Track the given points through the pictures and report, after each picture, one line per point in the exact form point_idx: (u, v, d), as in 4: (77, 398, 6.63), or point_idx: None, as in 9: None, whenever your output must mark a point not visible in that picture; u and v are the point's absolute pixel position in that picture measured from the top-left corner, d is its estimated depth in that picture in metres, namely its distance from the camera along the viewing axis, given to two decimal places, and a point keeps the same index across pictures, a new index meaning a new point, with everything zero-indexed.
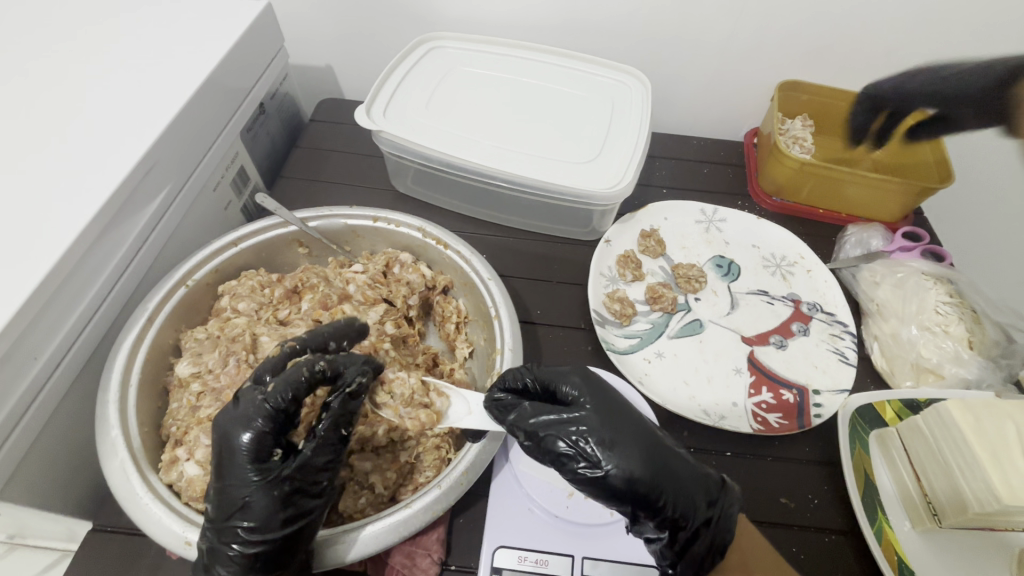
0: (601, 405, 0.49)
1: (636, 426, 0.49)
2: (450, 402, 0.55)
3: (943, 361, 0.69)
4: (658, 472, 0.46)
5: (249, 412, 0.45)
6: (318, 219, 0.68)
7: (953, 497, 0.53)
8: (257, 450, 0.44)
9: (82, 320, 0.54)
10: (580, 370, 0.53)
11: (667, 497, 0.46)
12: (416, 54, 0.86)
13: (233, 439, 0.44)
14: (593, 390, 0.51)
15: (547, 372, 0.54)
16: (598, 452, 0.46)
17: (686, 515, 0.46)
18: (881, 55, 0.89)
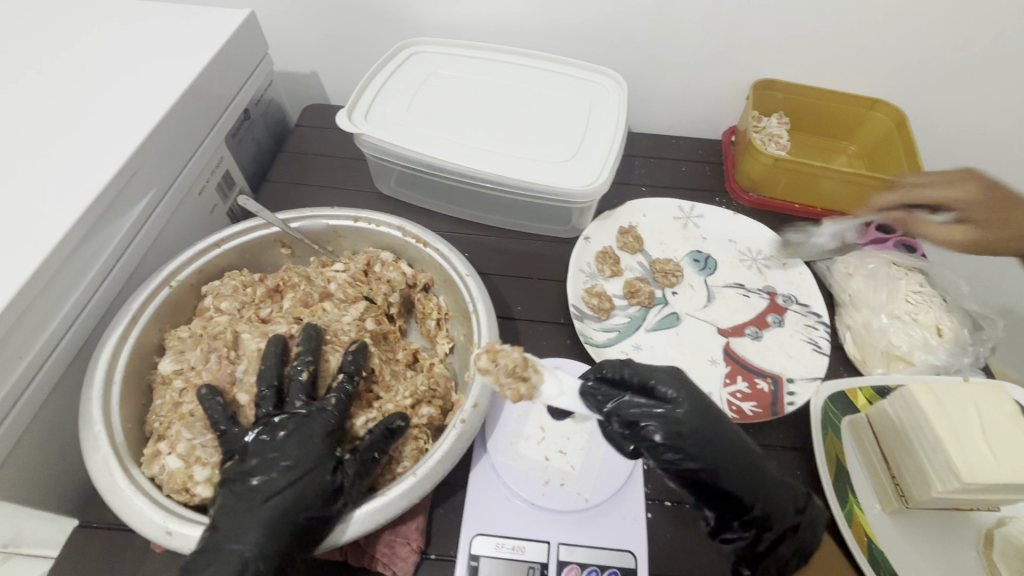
0: (697, 405, 0.50)
1: (733, 431, 0.50)
2: (544, 379, 0.52)
3: (913, 348, 0.71)
4: (741, 476, 0.48)
5: (311, 416, 0.50)
6: (300, 220, 0.70)
7: (919, 477, 0.55)
8: (309, 445, 0.49)
9: (67, 321, 0.55)
10: (675, 371, 0.53)
11: (754, 500, 0.48)
12: (398, 58, 0.88)
13: (294, 436, 0.49)
14: (690, 391, 0.51)
15: (645, 367, 0.54)
16: (696, 450, 0.47)
17: (773, 520, 0.48)
18: (852, 52, 0.91)
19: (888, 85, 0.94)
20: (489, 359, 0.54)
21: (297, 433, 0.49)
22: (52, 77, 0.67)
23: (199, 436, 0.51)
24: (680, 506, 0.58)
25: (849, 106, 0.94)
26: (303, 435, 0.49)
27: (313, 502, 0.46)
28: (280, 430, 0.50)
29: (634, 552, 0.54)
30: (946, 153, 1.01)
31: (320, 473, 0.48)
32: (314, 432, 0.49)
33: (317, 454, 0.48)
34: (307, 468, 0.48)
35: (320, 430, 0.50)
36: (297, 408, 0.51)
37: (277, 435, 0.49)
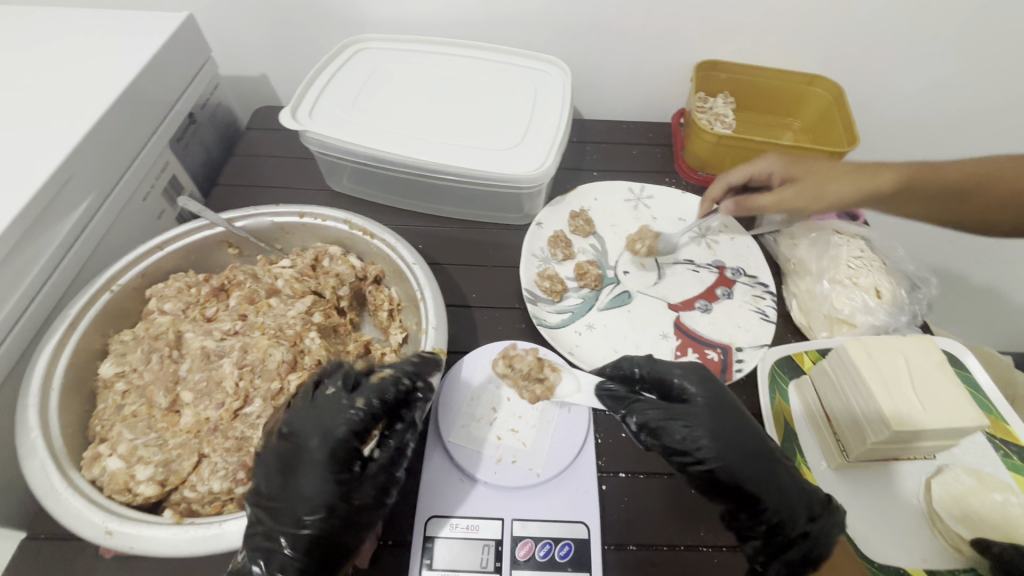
0: (714, 409, 0.53)
1: (748, 432, 0.52)
2: (561, 377, 0.64)
3: (854, 311, 0.72)
4: (776, 466, 0.51)
5: (333, 417, 0.48)
6: (244, 219, 0.70)
7: (855, 430, 0.57)
8: (330, 458, 0.46)
9: (1, 330, 0.55)
10: (695, 369, 0.56)
11: (775, 482, 0.50)
12: (342, 56, 0.88)
13: (321, 447, 0.47)
14: (710, 392, 0.54)
15: (664, 366, 0.57)
16: (708, 454, 0.50)
17: (796, 506, 0.49)
18: (788, 30, 0.93)
19: (824, 61, 0.97)
20: (506, 363, 0.66)
21: (328, 443, 0.47)
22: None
23: (141, 436, 0.51)
24: (633, 476, 0.60)
25: (789, 83, 0.96)
26: (330, 445, 0.47)
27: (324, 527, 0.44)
28: (297, 443, 0.47)
29: (587, 522, 0.55)
30: (885, 124, 1.05)
31: (332, 495, 0.45)
32: (341, 445, 0.47)
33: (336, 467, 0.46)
34: (324, 494, 0.45)
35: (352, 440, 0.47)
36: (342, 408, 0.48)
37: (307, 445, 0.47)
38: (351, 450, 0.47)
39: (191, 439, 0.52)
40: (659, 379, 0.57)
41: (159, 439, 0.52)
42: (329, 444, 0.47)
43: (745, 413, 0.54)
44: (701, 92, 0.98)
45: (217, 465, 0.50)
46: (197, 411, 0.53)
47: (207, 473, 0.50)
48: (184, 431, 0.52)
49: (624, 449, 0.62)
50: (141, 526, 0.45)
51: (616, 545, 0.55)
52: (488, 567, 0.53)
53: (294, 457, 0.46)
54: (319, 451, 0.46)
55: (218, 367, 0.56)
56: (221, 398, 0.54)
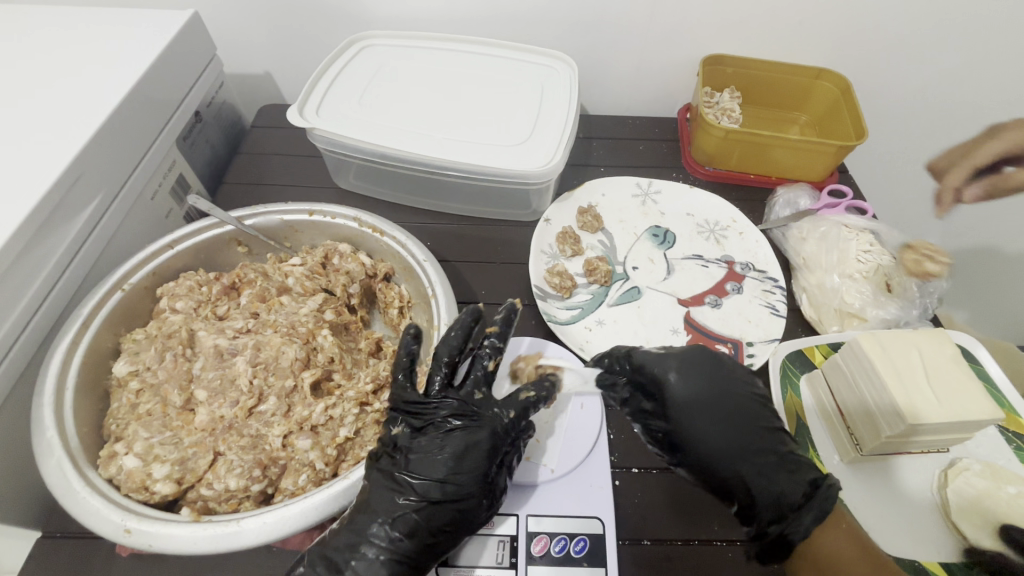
0: (689, 406, 0.55)
1: (728, 425, 0.54)
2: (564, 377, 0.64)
3: (865, 305, 0.72)
4: (744, 456, 0.53)
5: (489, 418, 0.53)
6: (254, 217, 0.70)
7: (870, 425, 0.57)
8: (462, 454, 0.50)
9: (14, 330, 0.55)
10: (675, 356, 0.58)
11: (740, 470, 0.52)
12: (348, 54, 0.88)
13: (440, 443, 0.51)
14: (693, 387, 0.56)
15: (648, 361, 0.58)
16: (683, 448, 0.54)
17: (756, 498, 0.51)
18: (794, 24, 0.92)
19: (831, 55, 0.96)
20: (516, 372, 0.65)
21: (445, 440, 0.51)
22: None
23: (157, 434, 0.51)
24: (646, 471, 0.60)
25: (796, 77, 0.96)
26: (455, 442, 0.51)
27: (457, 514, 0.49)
28: (456, 436, 0.51)
29: (602, 517, 0.55)
30: (892, 118, 1.04)
31: (478, 483, 0.50)
32: (477, 439, 0.51)
33: (469, 462, 0.50)
34: (469, 482, 0.50)
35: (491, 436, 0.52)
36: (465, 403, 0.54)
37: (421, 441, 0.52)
38: (493, 456, 0.51)
39: (207, 437, 0.52)
40: (644, 374, 0.58)
41: (174, 438, 0.52)
42: (456, 440, 0.51)
43: (744, 400, 0.56)
44: (708, 86, 0.98)
45: (232, 462, 0.50)
46: (212, 410, 0.53)
47: (223, 472, 0.50)
48: (199, 429, 0.52)
49: (636, 445, 0.62)
50: (158, 523, 0.45)
51: (630, 540, 0.55)
52: (503, 563, 0.53)
53: (461, 449, 0.51)
54: (466, 450, 0.51)
55: (232, 365, 0.56)
56: (236, 396, 0.54)
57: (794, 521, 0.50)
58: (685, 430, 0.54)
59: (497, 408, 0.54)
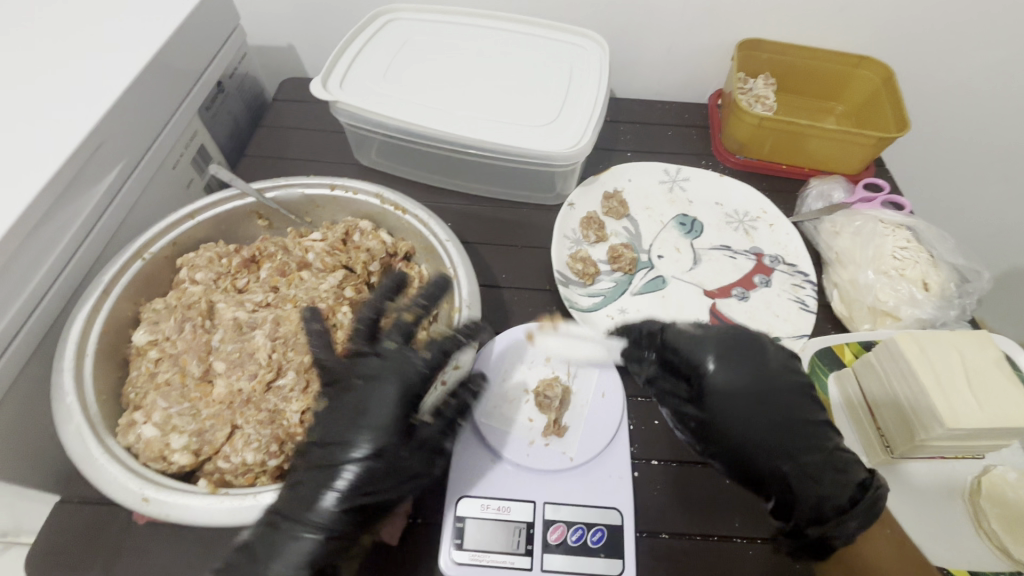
0: (724, 398, 0.52)
1: (769, 419, 0.51)
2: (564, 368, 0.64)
3: (900, 304, 0.70)
4: (788, 452, 0.50)
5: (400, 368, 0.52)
6: (275, 190, 0.69)
7: (902, 427, 0.56)
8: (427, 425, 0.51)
9: (35, 297, 0.54)
10: (715, 339, 0.55)
11: (783, 467, 0.50)
12: (372, 27, 0.85)
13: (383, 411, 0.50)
14: (730, 376, 0.53)
15: (685, 346, 0.55)
16: (714, 439, 0.52)
17: (799, 497, 0.49)
18: (837, 8, 0.88)
19: (874, 42, 0.92)
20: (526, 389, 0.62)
21: (352, 405, 0.50)
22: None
23: (175, 405, 0.51)
24: (667, 464, 0.58)
25: (835, 64, 0.92)
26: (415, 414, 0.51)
27: (391, 479, 0.48)
28: (360, 398, 0.50)
29: (621, 508, 0.54)
30: (935, 110, 1.00)
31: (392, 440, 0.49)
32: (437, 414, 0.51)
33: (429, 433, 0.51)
34: (379, 439, 0.48)
35: (401, 385, 0.51)
36: (383, 360, 0.52)
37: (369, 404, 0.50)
38: (409, 410, 0.50)
39: (225, 409, 0.51)
40: (682, 358, 0.55)
41: (193, 409, 0.51)
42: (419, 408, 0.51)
43: (778, 394, 0.53)
44: (742, 72, 0.94)
45: (250, 436, 0.49)
46: (230, 383, 0.52)
47: (240, 445, 0.49)
48: (217, 401, 0.52)
49: (658, 438, 0.60)
50: (175, 495, 0.45)
51: (649, 532, 0.54)
52: (519, 550, 0.52)
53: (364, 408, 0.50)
54: (379, 408, 0.50)
55: (251, 338, 0.55)
56: (254, 369, 0.53)
57: (837, 524, 0.48)
58: (717, 421, 0.52)
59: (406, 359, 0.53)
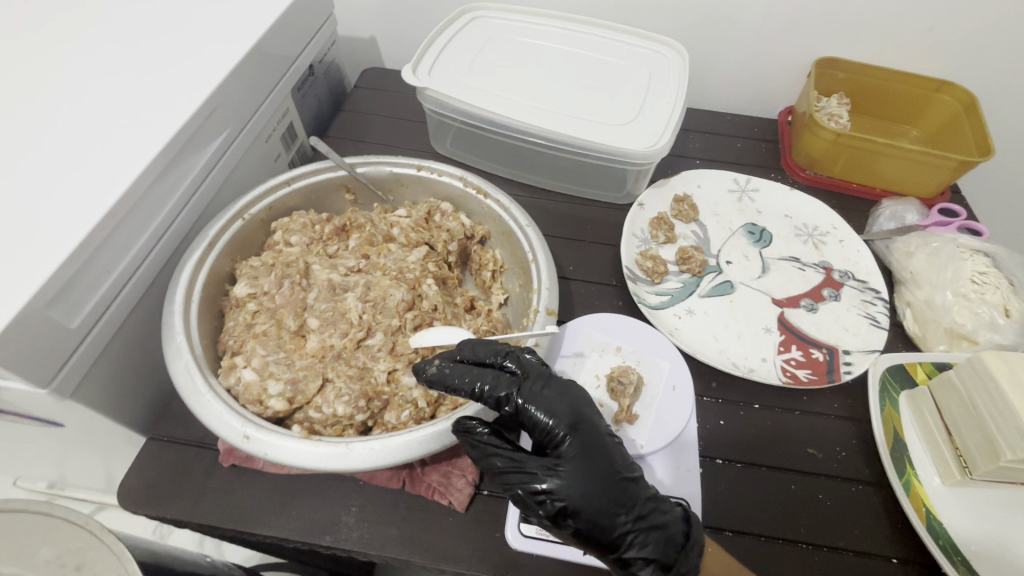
0: (586, 465, 0.46)
1: (610, 475, 0.46)
2: (643, 374, 0.65)
3: (978, 327, 0.69)
4: (615, 499, 0.45)
5: (547, 407, 0.48)
6: (365, 165, 0.72)
7: (986, 448, 0.54)
8: (592, 497, 0.45)
9: (148, 245, 0.58)
10: (553, 400, 0.48)
11: (603, 513, 0.45)
12: (459, 22, 0.88)
13: (594, 466, 0.46)
14: (584, 433, 0.47)
15: (547, 397, 0.48)
16: (564, 490, 0.45)
17: (650, 539, 0.46)
18: (922, 31, 0.88)
19: (957, 68, 0.91)
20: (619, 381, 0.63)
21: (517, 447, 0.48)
22: (124, 18, 0.69)
23: (271, 353, 0.54)
24: (730, 464, 0.60)
25: (916, 87, 0.91)
26: (583, 484, 0.45)
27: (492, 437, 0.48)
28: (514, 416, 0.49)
29: (689, 499, 0.57)
30: (1012, 140, 0.98)
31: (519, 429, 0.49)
32: (620, 459, 0.48)
33: (603, 506, 0.45)
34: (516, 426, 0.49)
35: (540, 414, 0.48)
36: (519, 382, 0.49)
37: (576, 457, 0.46)
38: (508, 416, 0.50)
39: (316, 362, 0.54)
40: (530, 413, 0.48)
41: (287, 359, 0.54)
42: (586, 474, 0.45)
43: (613, 462, 0.47)
44: (818, 90, 0.93)
45: (341, 390, 0.52)
46: (323, 338, 0.55)
47: (332, 397, 0.51)
48: (310, 354, 0.54)
49: (722, 437, 0.62)
50: (273, 434, 0.48)
51: (712, 528, 0.56)
52: None
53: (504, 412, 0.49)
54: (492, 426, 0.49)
55: (343, 300, 0.58)
56: (345, 328, 0.56)
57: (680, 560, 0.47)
58: (574, 478, 0.45)
59: (538, 409, 0.48)
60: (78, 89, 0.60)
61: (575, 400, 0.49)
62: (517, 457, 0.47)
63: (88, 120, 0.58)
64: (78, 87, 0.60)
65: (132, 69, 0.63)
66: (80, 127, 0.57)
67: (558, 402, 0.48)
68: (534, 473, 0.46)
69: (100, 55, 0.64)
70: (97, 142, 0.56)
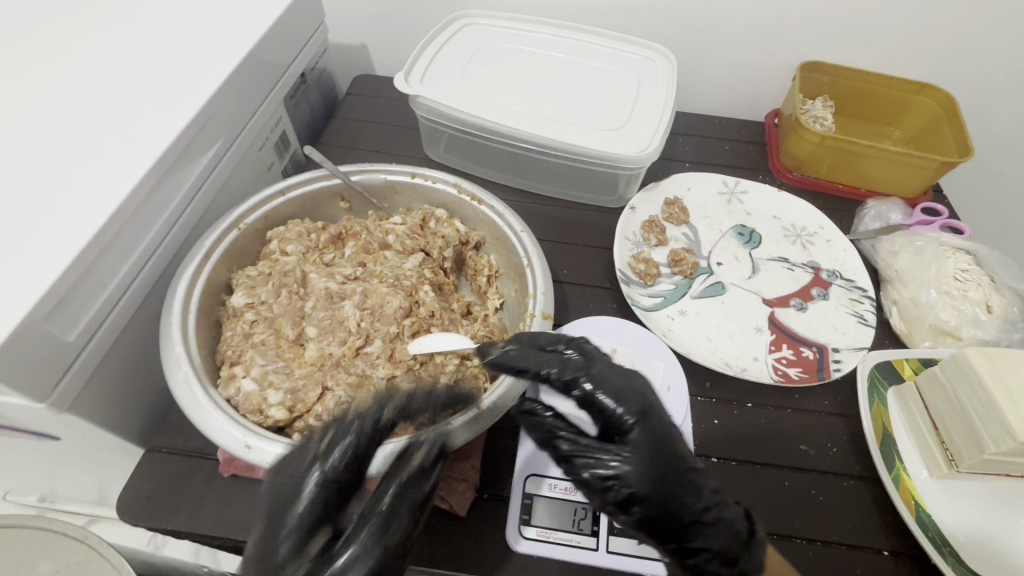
0: (651, 453, 0.46)
1: (676, 465, 0.46)
2: None
3: (961, 324, 0.71)
4: (680, 487, 0.46)
5: (614, 392, 0.48)
6: (360, 173, 0.73)
7: (971, 441, 0.56)
8: (657, 485, 0.45)
9: (144, 257, 0.58)
10: (618, 385, 0.48)
11: (668, 499, 0.45)
12: (450, 29, 0.89)
13: (658, 455, 0.46)
14: (653, 422, 0.48)
15: (614, 383, 0.48)
16: (629, 476, 0.45)
17: (716, 530, 0.46)
18: (902, 35, 0.90)
19: (936, 71, 0.94)
20: None
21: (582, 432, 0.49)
22: (114, 28, 0.68)
23: (270, 363, 0.54)
24: (725, 461, 0.61)
25: (898, 89, 0.93)
26: (648, 471, 0.45)
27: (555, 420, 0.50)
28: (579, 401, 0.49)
29: None
30: (991, 140, 1.01)
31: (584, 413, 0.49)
32: (685, 449, 0.48)
33: (668, 494, 0.45)
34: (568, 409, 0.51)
35: (606, 399, 0.48)
36: (584, 367, 0.49)
37: (642, 445, 0.46)
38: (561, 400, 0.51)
39: (316, 371, 0.54)
40: (595, 398, 0.48)
41: (287, 368, 0.54)
42: (651, 462, 0.46)
43: (678, 450, 0.47)
44: (803, 93, 0.95)
45: (341, 398, 0.52)
46: (321, 346, 0.56)
47: (332, 405, 0.52)
48: (309, 363, 0.55)
49: (717, 436, 0.63)
50: (275, 444, 0.48)
51: None
52: (585, 530, 0.54)
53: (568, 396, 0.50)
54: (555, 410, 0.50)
55: (340, 308, 0.58)
56: (343, 336, 0.56)
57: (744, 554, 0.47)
58: (641, 465, 0.45)
59: (605, 396, 0.48)
60: (70, 101, 0.60)
61: (642, 388, 0.49)
62: (582, 442, 0.48)
63: (81, 132, 0.58)
64: (69, 99, 0.60)
65: (120, 81, 0.63)
66: (73, 140, 0.57)
67: (624, 390, 0.48)
68: (598, 458, 0.46)
69: (92, 66, 0.64)
70: (90, 154, 0.56)
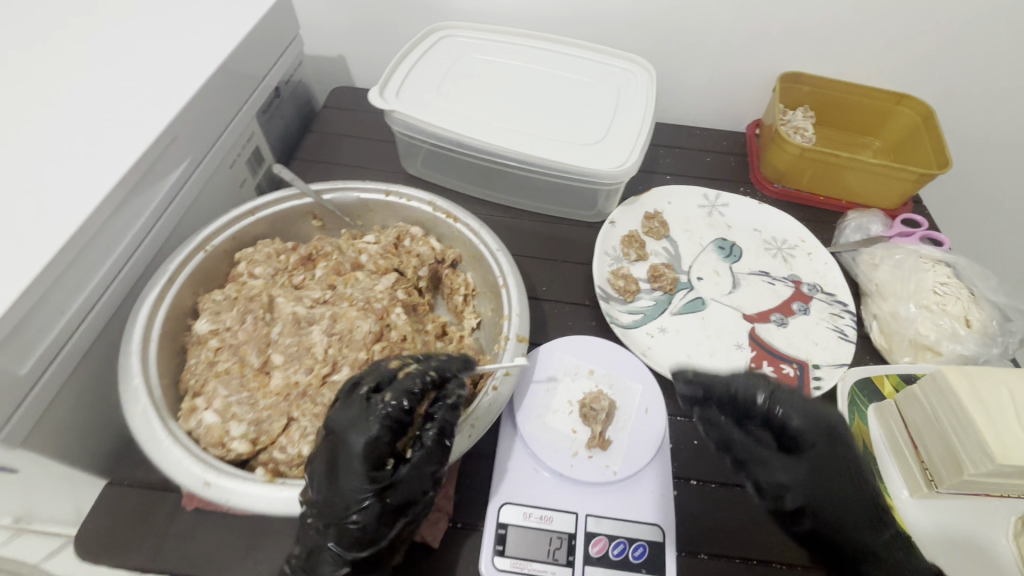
0: (820, 470, 0.54)
1: (836, 483, 0.54)
2: (615, 400, 0.63)
3: (941, 338, 0.71)
4: (833, 500, 0.53)
5: (793, 413, 0.55)
6: (333, 191, 0.71)
7: (950, 461, 0.55)
8: (818, 498, 0.53)
9: (103, 283, 0.56)
10: (798, 406, 0.55)
11: (819, 511, 0.53)
12: (427, 42, 0.88)
13: (823, 473, 0.54)
14: (826, 444, 0.55)
15: (801, 407, 0.56)
16: (793, 491, 0.53)
17: (867, 549, 0.52)
18: (881, 46, 0.90)
19: (914, 82, 0.94)
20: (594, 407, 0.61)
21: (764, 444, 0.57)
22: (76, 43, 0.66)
23: (234, 394, 0.52)
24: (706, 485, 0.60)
25: (877, 100, 0.93)
26: (807, 487, 0.53)
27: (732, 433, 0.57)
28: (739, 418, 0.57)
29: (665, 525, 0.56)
30: (970, 150, 1.02)
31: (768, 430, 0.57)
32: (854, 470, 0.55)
33: (827, 507, 0.53)
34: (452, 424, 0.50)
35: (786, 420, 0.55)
36: (772, 392, 0.56)
37: (813, 462, 0.54)
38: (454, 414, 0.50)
39: (281, 401, 0.53)
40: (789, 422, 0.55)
41: (251, 399, 0.53)
42: (800, 476, 0.54)
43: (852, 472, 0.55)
44: (783, 104, 0.95)
45: (306, 429, 0.51)
46: (287, 375, 0.54)
47: (297, 437, 0.51)
48: (275, 393, 0.53)
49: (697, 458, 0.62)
50: (235, 479, 0.46)
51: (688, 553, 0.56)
52: (560, 561, 0.53)
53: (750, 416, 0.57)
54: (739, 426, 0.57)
55: (308, 334, 0.57)
56: (310, 363, 0.55)
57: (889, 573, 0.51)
58: (808, 481, 0.53)
59: (788, 418, 0.55)
60: (26, 121, 0.58)
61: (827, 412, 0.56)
62: (766, 456, 0.55)
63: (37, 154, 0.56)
64: (26, 118, 0.58)
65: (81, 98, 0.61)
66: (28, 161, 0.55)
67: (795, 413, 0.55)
68: (775, 468, 0.54)
69: (51, 83, 0.62)
70: (46, 176, 0.54)
